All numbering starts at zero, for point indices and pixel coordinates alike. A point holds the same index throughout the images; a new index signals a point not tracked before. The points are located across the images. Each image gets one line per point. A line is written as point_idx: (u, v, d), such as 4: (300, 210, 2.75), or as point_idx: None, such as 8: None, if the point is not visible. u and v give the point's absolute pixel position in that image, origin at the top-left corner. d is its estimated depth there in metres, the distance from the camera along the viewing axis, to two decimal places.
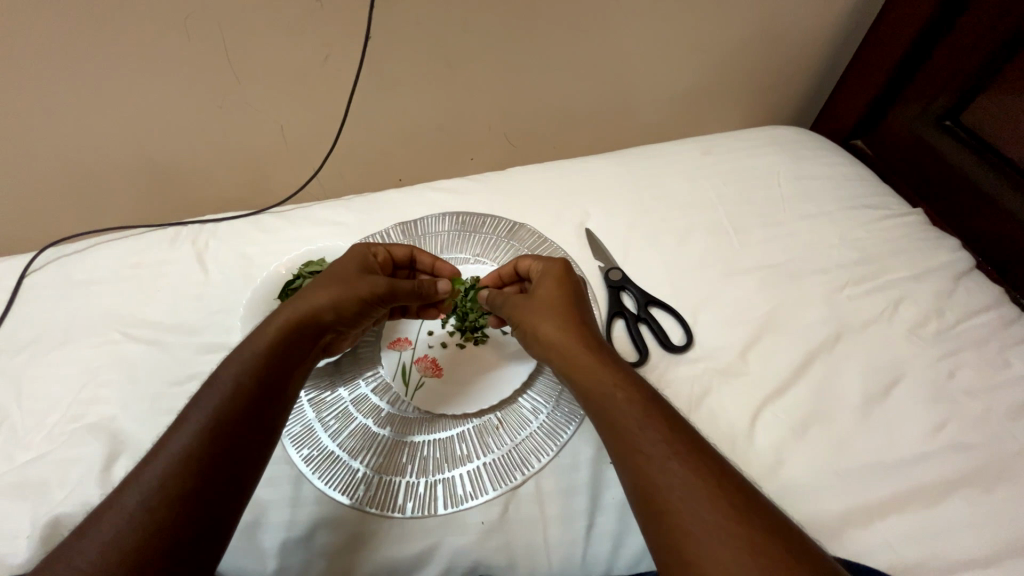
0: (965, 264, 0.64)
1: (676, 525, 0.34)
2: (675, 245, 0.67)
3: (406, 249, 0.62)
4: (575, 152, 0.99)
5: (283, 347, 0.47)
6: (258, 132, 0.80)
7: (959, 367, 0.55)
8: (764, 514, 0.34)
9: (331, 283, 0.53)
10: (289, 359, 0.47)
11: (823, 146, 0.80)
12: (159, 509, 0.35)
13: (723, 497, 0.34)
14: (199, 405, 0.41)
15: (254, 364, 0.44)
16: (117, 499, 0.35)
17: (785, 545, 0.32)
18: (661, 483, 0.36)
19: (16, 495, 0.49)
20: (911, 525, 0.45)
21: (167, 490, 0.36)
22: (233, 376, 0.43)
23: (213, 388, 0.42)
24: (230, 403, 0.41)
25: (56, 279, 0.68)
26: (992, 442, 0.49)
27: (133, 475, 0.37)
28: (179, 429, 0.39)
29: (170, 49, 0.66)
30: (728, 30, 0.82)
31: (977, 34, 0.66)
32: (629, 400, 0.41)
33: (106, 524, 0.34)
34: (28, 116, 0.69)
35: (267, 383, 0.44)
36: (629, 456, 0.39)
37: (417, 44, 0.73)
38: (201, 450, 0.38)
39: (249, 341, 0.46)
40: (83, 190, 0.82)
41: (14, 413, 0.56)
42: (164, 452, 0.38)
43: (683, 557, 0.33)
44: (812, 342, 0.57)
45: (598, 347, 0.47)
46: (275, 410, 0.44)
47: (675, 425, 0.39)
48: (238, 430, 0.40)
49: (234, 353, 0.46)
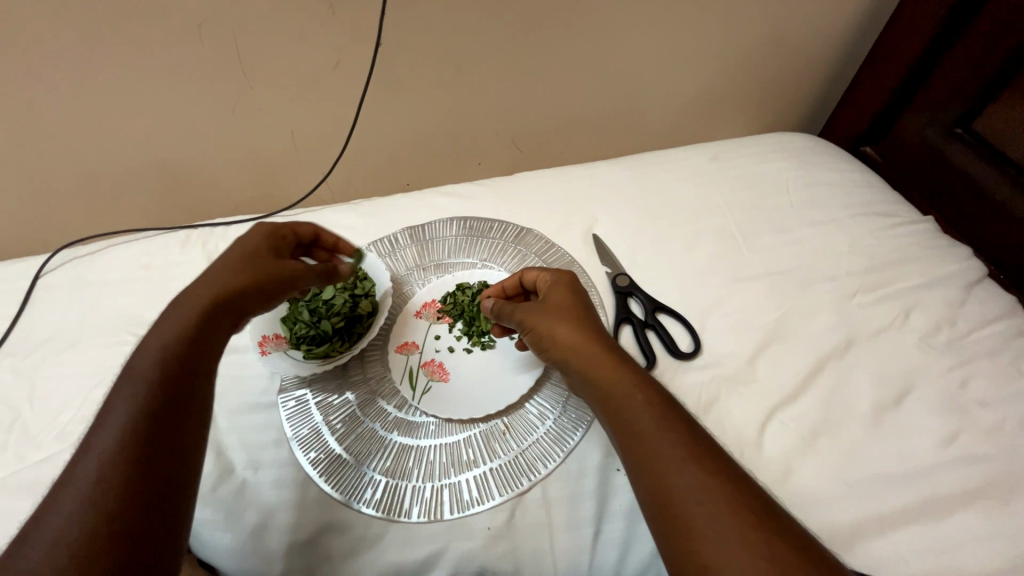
0: (978, 272, 0.64)
1: (692, 527, 0.34)
2: (683, 251, 0.67)
3: (310, 226, 0.60)
4: (582, 158, 1.00)
5: (210, 314, 0.44)
6: (269, 137, 0.81)
7: (972, 377, 0.54)
8: (781, 520, 0.34)
9: (240, 265, 0.49)
10: (226, 321, 0.46)
11: (833, 153, 0.79)
12: (106, 492, 0.33)
13: (741, 502, 0.34)
14: (124, 390, 0.38)
15: (179, 337, 0.42)
16: (58, 497, 0.33)
17: (801, 552, 0.32)
18: (677, 487, 0.36)
19: (27, 493, 0.49)
20: (923, 536, 0.45)
21: (111, 481, 0.34)
22: (153, 354, 0.40)
23: (133, 373, 0.39)
24: (157, 381, 0.39)
25: (69, 280, 0.69)
26: (1006, 454, 0.49)
27: (68, 472, 0.34)
28: (105, 419, 0.37)
29: (184, 54, 0.67)
30: (737, 35, 0.82)
31: (988, 41, 0.66)
32: (648, 403, 0.41)
33: (52, 520, 0.32)
34: (44, 118, 0.71)
35: (195, 351, 0.42)
36: (645, 457, 0.38)
37: (428, 51, 0.74)
38: (138, 430, 0.36)
39: (164, 320, 0.43)
40: (96, 192, 0.83)
41: (26, 412, 0.56)
42: (95, 442, 0.35)
43: (697, 559, 0.33)
44: (821, 350, 0.57)
45: (617, 351, 0.47)
46: (204, 384, 0.41)
47: (693, 429, 0.40)
48: (174, 405, 0.39)
49: (149, 334, 0.42)
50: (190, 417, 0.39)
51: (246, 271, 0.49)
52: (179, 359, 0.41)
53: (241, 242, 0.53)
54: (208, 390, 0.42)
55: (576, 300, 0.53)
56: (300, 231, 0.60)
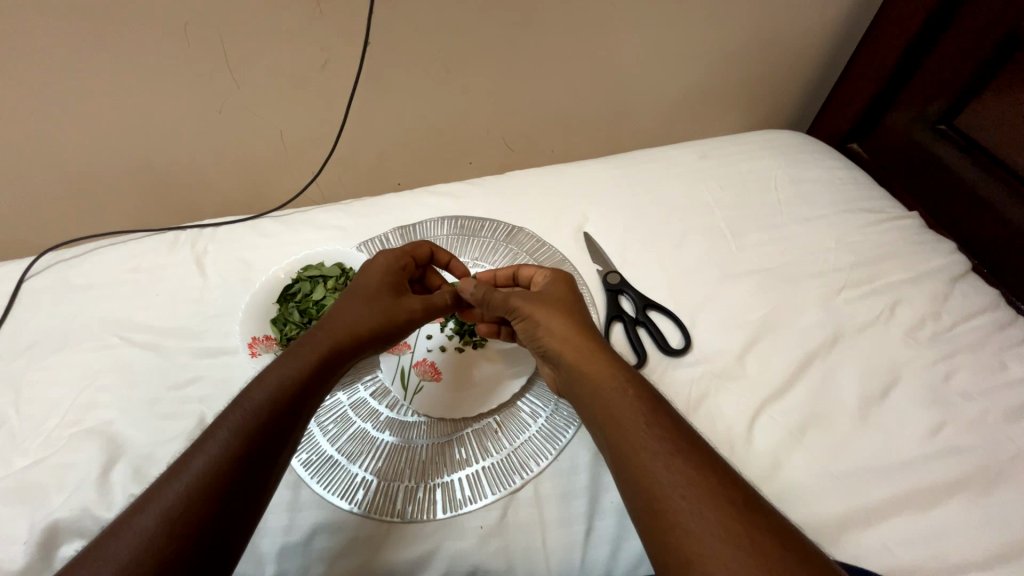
0: (962, 266, 0.65)
1: (676, 521, 0.34)
2: (673, 248, 0.68)
3: (428, 247, 0.61)
4: (573, 156, 1.00)
5: (329, 360, 0.47)
6: (257, 137, 0.81)
7: (956, 370, 0.55)
8: (762, 513, 0.34)
9: (366, 303, 0.52)
10: (347, 361, 0.50)
11: (820, 150, 0.80)
12: (179, 522, 0.35)
13: (724, 495, 0.35)
14: (229, 419, 0.41)
15: (287, 381, 0.44)
16: (136, 515, 0.36)
17: (782, 543, 0.32)
18: (664, 481, 0.36)
19: (13, 500, 0.49)
20: (910, 527, 0.45)
21: (184, 515, 0.36)
22: (258, 392, 0.43)
23: (238, 407, 0.42)
24: (257, 422, 0.41)
25: (55, 283, 0.68)
26: (990, 444, 0.50)
27: (156, 490, 0.37)
28: (203, 446, 0.39)
29: (170, 54, 0.67)
30: (725, 33, 0.82)
31: (971, 38, 0.67)
32: (638, 399, 0.42)
33: (124, 536, 0.35)
34: (26, 121, 0.70)
35: (297, 396, 0.44)
36: (631, 452, 0.39)
37: (415, 49, 0.74)
38: (223, 469, 0.38)
39: (286, 359, 0.46)
40: (81, 194, 0.82)
41: (13, 417, 0.56)
42: (187, 469, 0.38)
43: (680, 553, 0.33)
44: (810, 345, 0.57)
45: (605, 349, 0.48)
46: (295, 428, 0.43)
47: (678, 425, 0.40)
48: (263, 446, 0.40)
49: (266, 369, 0.45)
50: (274, 458, 0.41)
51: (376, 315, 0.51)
52: (287, 401, 0.43)
53: (368, 277, 0.55)
54: (298, 430, 0.44)
55: (574, 296, 0.54)
56: (417, 251, 0.61)
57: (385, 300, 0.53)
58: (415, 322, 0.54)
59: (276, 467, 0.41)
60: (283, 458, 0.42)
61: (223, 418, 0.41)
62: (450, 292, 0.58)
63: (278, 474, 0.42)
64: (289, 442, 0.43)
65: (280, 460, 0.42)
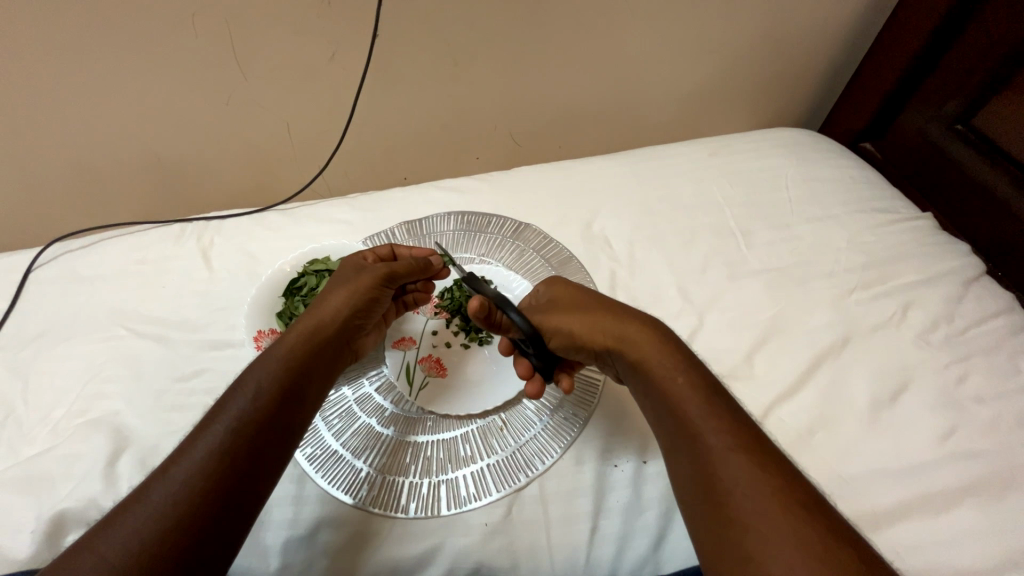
0: (976, 269, 0.64)
1: (727, 494, 0.36)
2: (681, 247, 0.67)
3: (389, 245, 0.61)
4: (581, 152, 0.99)
5: (313, 344, 0.49)
6: (263, 130, 0.80)
7: (968, 373, 0.54)
8: (834, 521, 0.34)
9: (336, 288, 0.54)
10: (332, 345, 0.50)
11: (833, 149, 0.79)
12: (184, 505, 0.35)
13: (789, 484, 0.35)
14: (229, 405, 0.42)
15: (280, 372, 0.45)
16: (144, 493, 0.36)
17: (854, 548, 0.32)
18: (726, 475, 0.36)
19: (19, 489, 0.49)
20: (919, 531, 0.45)
21: (192, 492, 0.36)
22: (253, 381, 0.43)
23: (237, 394, 0.43)
24: (256, 406, 0.42)
25: (61, 274, 0.68)
26: (1002, 450, 0.49)
27: (160, 473, 0.37)
28: (207, 428, 0.40)
29: (176, 46, 0.67)
30: (736, 28, 0.81)
31: (992, 37, 0.66)
32: (691, 390, 0.42)
33: (134, 512, 0.35)
34: (33, 112, 0.70)
35: (292, 383, 0.45)
36: (682, 418, 0.41)
37: (423, 41, 0.73)
38: (229, 449, 0.39)
39: (272, 350, 0.47)
40: (87, 185, 0.82)
41: (19, 408, 0.56)
42: (192, 450, 0.38)
43: (718, 499, 0.36)
44: (819, 346, 0.56)
45: (672, 350, 0.46)
46: (295, 414, 0.44)
47: (744, 423, 0.40)
48: (263, 433, 0.41)
49: (258, 359, 0.46)
50: (274, 448, 0.41)
51: (348, 297, 0.52)
52: (280, 385, 0.44)
53: (339, 271, 0.57)
54: (298, 422, 0.44)
55: (611, 307, 0.51)
56: (377, 251, 0.60)
57: (365, 282, 0.54)
58: (385, 288, 0.55)
59: (281, 450, 0.42)
60: (285, 448, 0.43)
61: (220, 407, 0.42)
62: (416, 258, 0.58)
63: (281, 462, 0.42)
64: (289, 424, 0.43)
65: (285, 444, 0.42)
